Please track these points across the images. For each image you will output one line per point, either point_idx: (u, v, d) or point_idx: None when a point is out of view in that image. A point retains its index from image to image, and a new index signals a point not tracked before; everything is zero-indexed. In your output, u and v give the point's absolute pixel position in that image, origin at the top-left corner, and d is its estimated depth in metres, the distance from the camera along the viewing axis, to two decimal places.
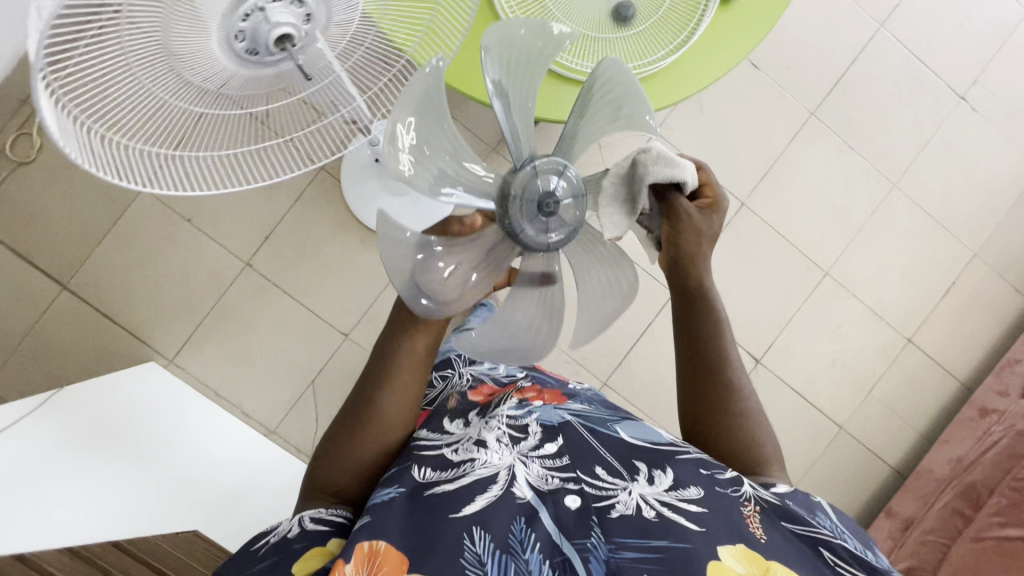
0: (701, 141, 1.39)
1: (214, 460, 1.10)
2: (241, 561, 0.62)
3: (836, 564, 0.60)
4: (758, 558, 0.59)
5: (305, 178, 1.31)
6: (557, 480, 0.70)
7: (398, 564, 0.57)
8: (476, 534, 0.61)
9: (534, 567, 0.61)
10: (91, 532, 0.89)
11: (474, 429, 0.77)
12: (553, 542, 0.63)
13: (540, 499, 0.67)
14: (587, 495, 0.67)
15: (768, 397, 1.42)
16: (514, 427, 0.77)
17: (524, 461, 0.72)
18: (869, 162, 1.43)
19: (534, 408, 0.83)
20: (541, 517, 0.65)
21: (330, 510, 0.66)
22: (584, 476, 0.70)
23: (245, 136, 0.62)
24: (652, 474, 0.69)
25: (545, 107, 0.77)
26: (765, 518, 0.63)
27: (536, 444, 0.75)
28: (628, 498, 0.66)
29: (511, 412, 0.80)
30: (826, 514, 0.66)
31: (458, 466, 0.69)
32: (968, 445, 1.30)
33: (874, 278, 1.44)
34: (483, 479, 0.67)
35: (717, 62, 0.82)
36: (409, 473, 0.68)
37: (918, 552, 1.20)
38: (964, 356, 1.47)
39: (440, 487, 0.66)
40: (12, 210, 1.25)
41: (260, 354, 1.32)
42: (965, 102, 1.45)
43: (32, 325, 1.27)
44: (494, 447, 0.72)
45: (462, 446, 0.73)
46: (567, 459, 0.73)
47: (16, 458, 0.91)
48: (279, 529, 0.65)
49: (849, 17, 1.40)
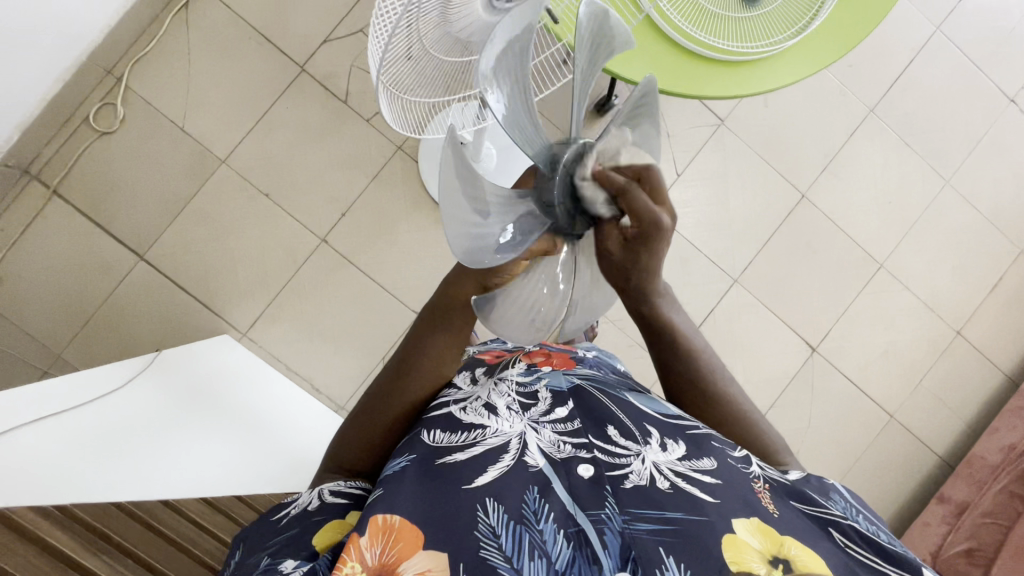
0: (764, 134, 1.43)
1: (299, 442, 1.06)
2: (262, 530, 0.55)
3: (847, 546, 0.51)
4: (771, 532, 0.51)
5: (381, 158, 1.33)
6: (569, 447, 0.61)
7: (413, 539, 0.48)
8: (489, 506, 0.51)
9: (550, 538, 0.51)
10: (212, 482, 0.85)
11: (481, 388, 0.69)
12: (568, 511, 0.53)
13: (553, 468, 0.58)
14: (600, 463, 0.58)
15: (823, 385, 1.45)
16: (523, 394, 0.69)
17: (534, 428, 0.63)
18: (924, 160, 1.48)
19: (543, 374, 0.74)
20: (555, 486, 0.55)
21: (349, 483, 0.59)
22: (595, 442, 0.61)
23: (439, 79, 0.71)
24: (664, 441, 0.60)
25: (681, 84, 0.82)
26: (774, 496, 0.55)
27: (547, 409, 0.66)
28: (641, 467, 0.57)
29: (520, 378, 0.72)
30: (836, 493, 0.57)
31: (467, 431, 0.61)
32: (1020, 432, 1.36)
33: (927, 271, 1.49)
34: (494, 449, 0.58)
35: (838, 44, 0.86)
36: (418, 439, 0.60)
37: (977, 534, 1.23)
38: (1008, 349, 1.52)
39: (452, 455, 0.57)
40: (92, 179, 1.26)
41: (331, 331, 1.33)
42: (1014, 104, 1.51)
43: (107, 295, 1.27)
44: (505, 415, 0.63)
45: (471, 406, 0.64)
46: (579, 423, 0.64)
47: (129, 413, 0.88)
48: (299, 501, 0.57)
49: (908, 19, 1.46)
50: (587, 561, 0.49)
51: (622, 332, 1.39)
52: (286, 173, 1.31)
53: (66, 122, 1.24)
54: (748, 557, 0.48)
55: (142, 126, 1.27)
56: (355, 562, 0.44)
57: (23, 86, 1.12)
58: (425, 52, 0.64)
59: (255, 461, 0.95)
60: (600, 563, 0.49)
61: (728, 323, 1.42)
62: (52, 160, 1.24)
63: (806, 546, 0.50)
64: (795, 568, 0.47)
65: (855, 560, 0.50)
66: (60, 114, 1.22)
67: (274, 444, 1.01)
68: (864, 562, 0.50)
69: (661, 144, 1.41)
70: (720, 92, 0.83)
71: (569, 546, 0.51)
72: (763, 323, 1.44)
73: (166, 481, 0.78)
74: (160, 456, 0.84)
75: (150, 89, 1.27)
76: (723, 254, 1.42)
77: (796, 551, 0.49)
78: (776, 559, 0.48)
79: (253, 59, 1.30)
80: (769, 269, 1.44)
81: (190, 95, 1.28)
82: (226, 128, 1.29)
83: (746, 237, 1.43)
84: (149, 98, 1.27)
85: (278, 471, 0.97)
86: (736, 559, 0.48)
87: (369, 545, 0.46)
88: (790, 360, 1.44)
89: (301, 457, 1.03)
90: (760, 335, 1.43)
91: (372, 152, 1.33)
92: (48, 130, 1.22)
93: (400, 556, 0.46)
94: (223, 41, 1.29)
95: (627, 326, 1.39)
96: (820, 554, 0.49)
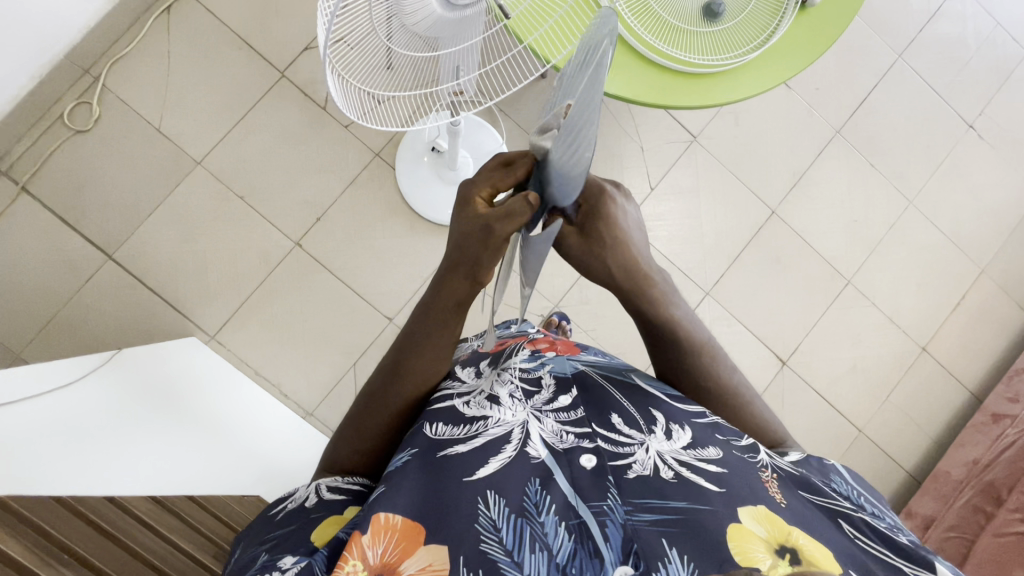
0: (734, 151, 1.48)
1: (269, 451, 1.04)
2: (259, 526, 0.55)
3: (855, 538, 0.49)
4: (777, 520, 0.48)
5: (360, 164, 1.34)
6: (572, 437, 0.57)
7: (415, 538, 0.46)
8: (490, 498, 0.49)
9: (551, 531, 0.48)
10: (155, 484, 0.80)
11: (484, 381, 0.65)
12: (569, 503, 0.51)
13: (555, 459, 0.55)
14: (603, 453, 0.55)
15: (793, 398, 1.47)
16: (527, 380, 0.65)
17: (537, 417, 0.59)
18: (887, 180, 1.53)
19: (546, 360, 0.69)
20: (556, 478, 0.53)
21: (347, 479, 0.58)
22: (599, 432, 0.58)
23: (391, 67, 0.71)
24: (669, 427, 0.58)
25: (643, 91, 0.85)
26: (784, 487, 0.53)
27: (550, 397, 0.62)
28: (645, 457, 0.54)
29: (523, 364, 0.67)
30: (837, 476, 0.56)
31: (469, 423, 0.57)
32: (983, 448, 1.38)
33: (893, 288, 1.52)
34: (496, 439, 0.55)
35: (798, 57, 0.89)
36: (419, 432, 0.56)
37: (943, 548, 1.24)
38: (972, 366, 1.55)
39: (453, 448, 0.54)
40: (63, 177, 1.25)
41: (302, 335, 1.31)
42: (972, 130, 1.58)
43: (72, 294, 1.24)
44: (508, 403, 0.60)
45: (474, 400, 0.60)
46: (583, 413, 0.60)
47: (75, 412, 0.84)
48: (296, 496, 0.56)
49: (871, 47, 1.53)
50: (588, 555, 0.47)
51: (594, 341, 1.39)
52: (263, 176, 1.31)
53: (40, 119, 1.24)
54: (752, 547, 0.46)
55: (119, 125, 1.27)
56: (356, 560, 0.43)
57: None
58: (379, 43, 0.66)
59: (218, 469, 0.93)
60: (601, 556, 0.47)
61: None
62: (23, 156, 1.23)
63: (812, 536, 0.48)
64: (802, 558, 0.44)
65: (863, 551, 0.48)
66: (34, 110, 1.22)
67: (243, 453, 0.99)
68: (872, 554, 0.48)
69: (635, 157, 1.44)
70: (686, 100, 0.86)
71: (570, 539, 0.48)
72: (735, 336, 1.45)
73: (104, 484, 0.73)
74: (105, 454, 0.79)
75: (128, 90, 1.27)
76: (695, 267, 1.45)
77: (803, 540, 0.46)
78: (782, 550, 0.45)
79: (234, 63, 1.31)
80: (739, 283, 1.46)
81: (169, 96, 1.29)
82: (203, 130, 1.29)
83: (717, 251, 1.46)
84: (127, 98, 1.27)
85: (246, 480, 0.95)
86: (741, 551, 0.45)
87: (372, 543, 0.45)
88: (761, 374, 1.45)
89: (269, 470, 1.00)
90: (732, 348, 1.45)
91: (350, 158, 1.34)
92: (20, 127, 1.22)
93: (403, 555, 0.45)
94: (204, 45, 1.30)
95: (600, 336, 1.39)
96: (827, 546, 0.47)
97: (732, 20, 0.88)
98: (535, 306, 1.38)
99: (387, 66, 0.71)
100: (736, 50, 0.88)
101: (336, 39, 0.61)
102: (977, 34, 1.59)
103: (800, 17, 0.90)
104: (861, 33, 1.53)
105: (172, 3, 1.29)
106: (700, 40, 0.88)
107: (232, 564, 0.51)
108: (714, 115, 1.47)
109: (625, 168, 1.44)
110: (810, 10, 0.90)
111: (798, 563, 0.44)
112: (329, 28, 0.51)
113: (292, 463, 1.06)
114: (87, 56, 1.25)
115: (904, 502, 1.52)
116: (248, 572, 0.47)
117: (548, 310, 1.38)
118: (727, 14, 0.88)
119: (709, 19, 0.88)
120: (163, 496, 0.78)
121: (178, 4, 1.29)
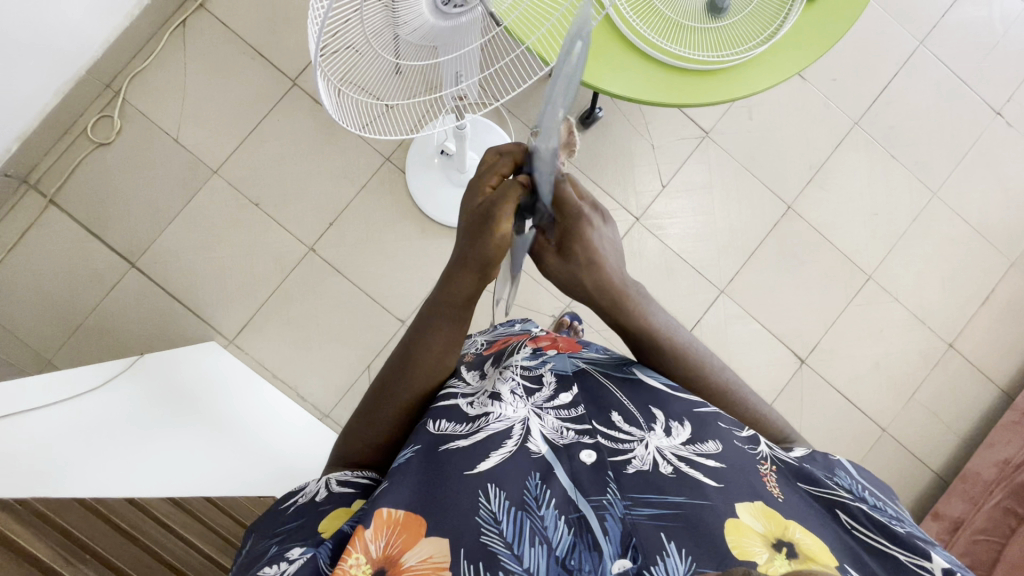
0: (748, 146, 1.45)
1: (284, 449, 1.06)
2: (270, 519, 0.56)
3: (853, 528, 0.48)
4: (775, 515, 0.48)
5: (372, 167, 1.36)
6: (572, 433, 0.57)
7: (416, 528, 0.47)
8: (491, 491, 0.49)
9: (550, 525, 0.48)
10: (179, 485, 0.83)
11: (488, 381, 0.64)
12: (569, 497, 0.50)
13: (556, 455, 0.54)
14: (603, 449, 0.54)
15: (813, 397, 1.44)
16: (528, 378, 0.63)
17: (538, 414, 0.59)
18: (909, 172, 1.49)
19: (549, 357, 0.68)
20: (556, 473, 0.52)
21: (356, 473, 0.58)
22: (599, 428, 0.57)
23: (386, 75, 0.72)
24: (669, 425, 0.57)
25: (643, 89, 0.85)
26: (781, 478, 0.52)
27: (551, 394, 0.61)
28: (645, 452, 0.54)
29: (525, 362, 0.66)
30: (841, 471, 0.54)
31: (471, 420, 0.57)
32: (1015, 448, 1.33)
33: (917, 283, 1.48)
34: (497, 435, 0.55)
35: (804, 53, 0.88)
36: (422, 429, 0.57)
37: (972, 551, 1.20)
38: (1003, 361, 1.50)
39: (455, 442, 0.55)
40: (90, 188, 1.30)
41: (317, 338, 1.33)
42: (1000, 117, 1.52)
43: (99, 301, 1.29)
44: (509, 400, 0.59)
45: (478, 399, 0.60)
46: (583, 410, 0.60)
47: (97, 418, 0.86)
48: (307, 491, 0.57)
49: (891, 34, 1.49)
50: (588, 549, 0.47)
51: (606, 341, 1.38)
52: (276, 183, 1.34)
53: (65, 133, 1.29)
54: (749, 542, 0.46)
55: (139, 136, 1.31)
56: (359, 554, 0.44)
57: (22, 97, 1.17)
58: (375, 54, 0.68)
59: (238, 470, 0.95)
60: (600, 549, 0.47)
61: (714, 335, 1.41)
62: (50, 170, 1.28)
63: (810, 531, 0.47)
64: (799, 551, 0.45)
65: (859, 542, 0.48)
66: (60, 125, 1.27)
67: (260, 453, 1.01)
68: (868, 545, 0.47)
69: (646, 155, 1.43)
70: (690, 99, 0.86)
71: (570, 533, 0.48)
72: (751, 334, 1.43)
73: (126, 489, 0.74)
74: (127, 456, 0.82)
75: (147, 103, 1.32)
76: (708, 264, 1.43)
77: (800, 535, 0.47)
78: (780, 543, 0.45)
79: (247, 73, 1.34)
80: (755, 280, 1.43)
81: (185, 108, 1.33)
82: (218, 140, 1.33)
83: (731, 247, 1.44)
84: (146, 111, 1.31)
85: (262, 481, 0.97)
86: (738, 545, 0.45)
87: (374, 537, 0.45)
88: (777, 373, 1.43)
89: (284, 468, 1.02)
90: (748, 347, 1.42)
91: (362, 162, 1.36)
92: (46, 141, 1.26)
93: (405, 546, 0.45)
94: (218, 56, 1.33)
95: (611, 336, 1.39)
96: (823, 538, 0.47)
97: (735, 17, 0.87)
98: (546, 306, 1.37)
99: (382, 75, 0.72)
100: (746, 44, 0.87)
101: (326, 51, 0.62)
102: (1005, 16, 1.53)
103: (804, 13, 0.88)
104: (879, 20, 1.48)
105: (188, 16, 1.33)
106: (704, 36, 0.87)
107: (243, 556, 0.52)
108: (726, 110, 1.45)
109: (635, 166, 1.42)
110: (815, 6, 0.88)
111: (795, 558, 0.44)
112: (316, 42, 0.51)
113: (308, 465, 1.08)
114: (107, 71, 1.29)
115: (932, 504, 1.47)
116: (258, 564, 0.48)
117: (560, 310, 1.37)
118: (731, 11, 0.87)
119: (712, 16, 0.87)
120: (180, 496, 0.81)
121: (192, 16, 1.33)
